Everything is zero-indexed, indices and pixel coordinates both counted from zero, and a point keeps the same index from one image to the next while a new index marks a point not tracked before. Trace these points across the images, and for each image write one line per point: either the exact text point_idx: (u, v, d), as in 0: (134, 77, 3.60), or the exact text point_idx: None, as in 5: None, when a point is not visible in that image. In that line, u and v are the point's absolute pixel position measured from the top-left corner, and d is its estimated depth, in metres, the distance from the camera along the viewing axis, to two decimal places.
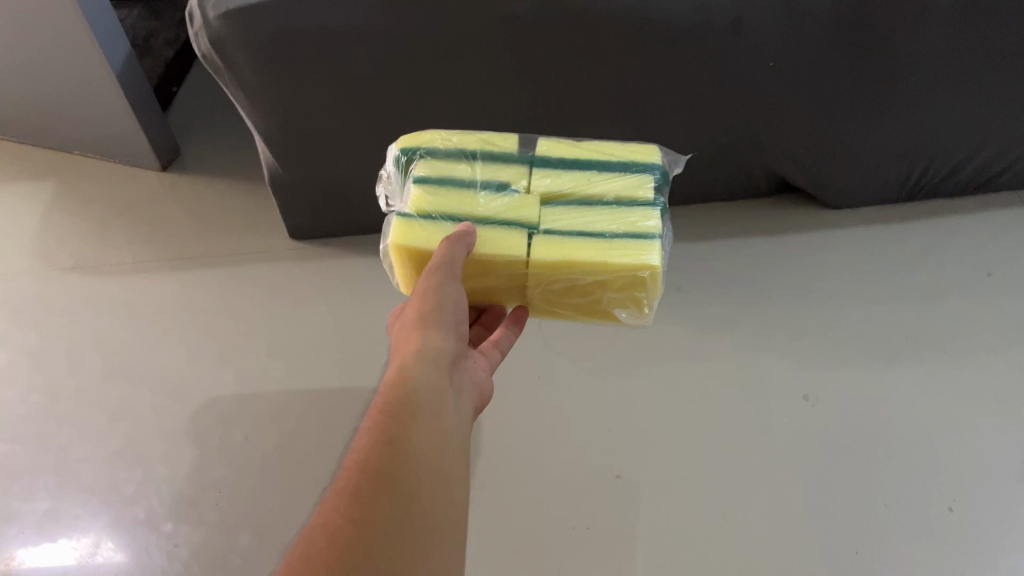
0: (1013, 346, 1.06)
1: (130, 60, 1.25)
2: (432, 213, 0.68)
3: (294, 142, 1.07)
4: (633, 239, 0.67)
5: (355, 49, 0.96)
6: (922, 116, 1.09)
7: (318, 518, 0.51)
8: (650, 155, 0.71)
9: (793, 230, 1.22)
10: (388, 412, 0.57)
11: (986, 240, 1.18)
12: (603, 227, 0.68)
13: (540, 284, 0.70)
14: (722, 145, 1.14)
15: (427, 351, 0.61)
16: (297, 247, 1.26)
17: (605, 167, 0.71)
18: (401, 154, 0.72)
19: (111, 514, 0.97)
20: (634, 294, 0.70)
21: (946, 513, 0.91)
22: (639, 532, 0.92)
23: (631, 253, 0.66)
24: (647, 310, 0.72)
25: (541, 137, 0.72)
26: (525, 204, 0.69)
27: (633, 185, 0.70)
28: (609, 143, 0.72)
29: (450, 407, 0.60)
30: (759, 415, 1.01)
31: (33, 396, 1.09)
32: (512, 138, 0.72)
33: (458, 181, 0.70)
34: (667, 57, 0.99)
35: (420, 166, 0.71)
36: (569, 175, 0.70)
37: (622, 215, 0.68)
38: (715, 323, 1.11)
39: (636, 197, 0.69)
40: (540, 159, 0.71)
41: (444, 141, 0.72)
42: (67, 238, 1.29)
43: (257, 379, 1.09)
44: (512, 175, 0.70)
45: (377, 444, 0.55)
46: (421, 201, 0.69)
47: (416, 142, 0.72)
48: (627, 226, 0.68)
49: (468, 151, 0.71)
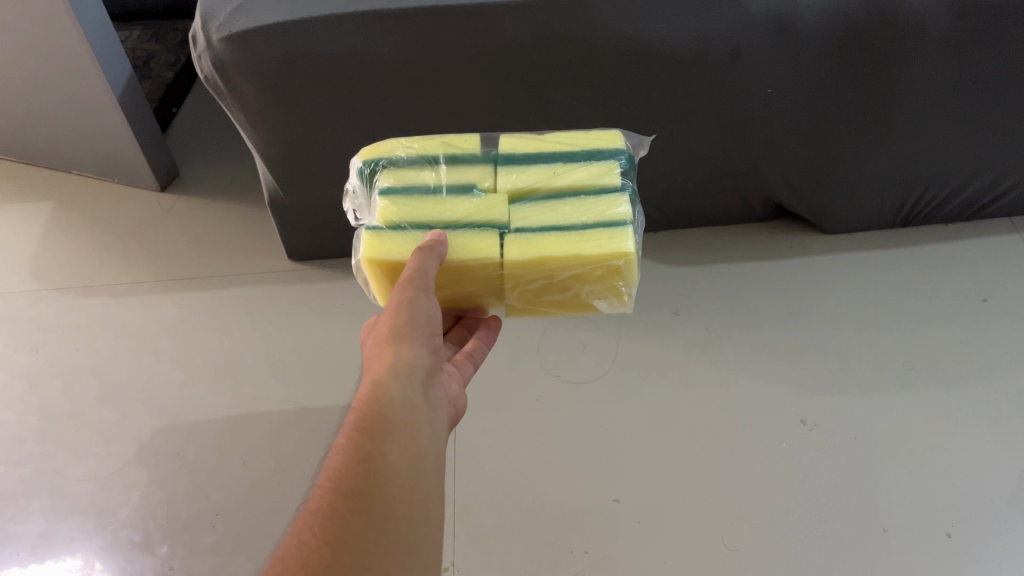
0: (1008, 373, 1.06)
1: (131, 82, 1.25)
2: (398, 223, 0.68)
3: (293, 166, 1.08)
4: (605, 228, 0.67)
5: (356, 74, 0.96)
6: (911, 141, 1.10)
7: (292, 541, 0.51)
8: (614, 141, 0.72)
9: (787, 254, 1.23)
10: (361, 429, 0.57)
11: (978, 265, 1.20)
12: (574, 219, 0.68)
13: (516, 285, 0.70)
14: (720, 172, 1.15)
15: (401, 366, 0.61)
16: (294, 267, 1.27)
17: (571, 158, 0.72)
18: (362, 167, 0.72)
19: (105, 537, 0.96)
20: (610, 284, 0.69)
21: (945, 538, 0.92)
22: (636, 557, 0.92)
23: (604, 243, 0.66)
24: (626, 299, 0.71)
25: (501, 134, 0.73)
26: (493, 205, 0.69)
27: (599, 172, 0.70)
28: (571, 134, 0.73)
29: (425, 421, 0.60)
30: (755, 440, 1.01)
31: (28, 417, 1.08)
32: (473, 138, 0.73)
33: (423, 189, 0.70)
34: (665, 84, 1.01)
35: (384, 176, 0.71)
36: (534, 169, 0.71)
37: (592, 205, 0.69)
38: (712, 346, 1.12)
39: (605, 184, 0.70)
40: (503, 157, 0.71)
41: (405, 149, 0.72)
42: (63, 258, 1.29)
43: (256, 401, 1.09)
44: (477, 176, 0.71)
45: (351, 462, 0.55)
46: (386, 212, 0.68)
47: (377, 153, 0.73)
48: (598, 216, 0.68)
49: (430, 156, 0.72)
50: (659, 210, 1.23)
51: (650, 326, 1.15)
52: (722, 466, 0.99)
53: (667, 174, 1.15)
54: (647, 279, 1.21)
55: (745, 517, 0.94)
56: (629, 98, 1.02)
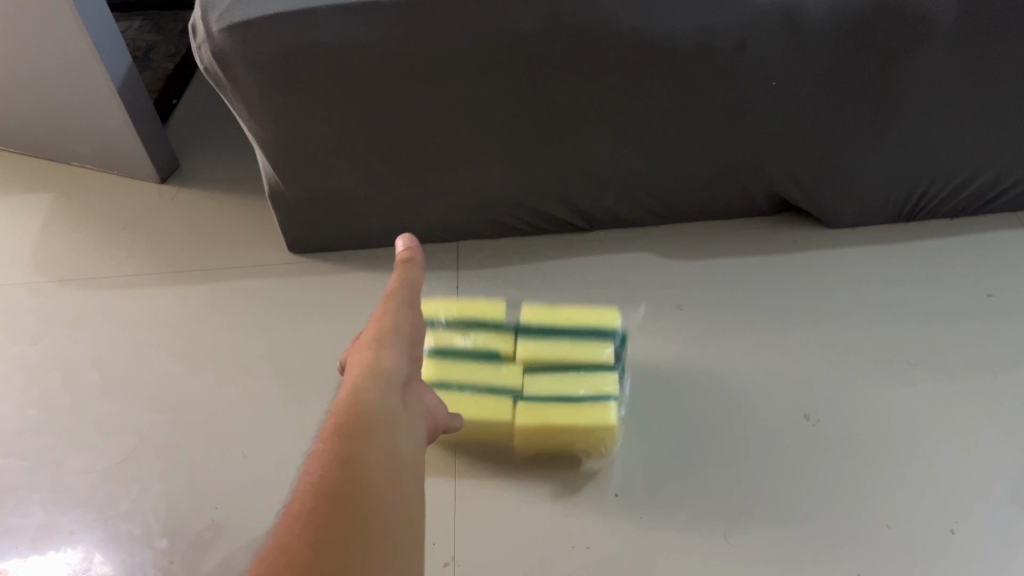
0: (1011, 369, 1.06)
1: (132, 72, 1.25)
2: (444, 380, 1.00)
3: (294, 158, 1.08)
4: (595, 398, 0.97)
5: (359, 65, 0.96)
6: (916, 133, 1.10)
7: (272, 545, 0.47)
8: (612, 321, 1.01)
9: (791, 248, 1.22)
10: (340, 433, 0.55)
11: (983, 260, 1.19)
12: (574, 391, 0.98)
13: (526, 426, 0.95)
14: (724, 165, 1.15)
15: (380, 370, 0.62)
16: (295, 260, 1.26)
17: (577, 333, 1.01)
18: (417, 325, 1.04)
19: (106, 530, 0.95)
20: (594, 445, 0.97)
21: (947, 535, 0.91)
22: (639, 553, 0.91)
23: (596, 415, 0.94)
24: (606, 453, 0.98)
25: (523, 307, 1.03)
26: (513, 372, 1.01)
27: (596, 348, 1.00)
28: (579, 311, 1.02)
29: (404, 423, 0.59)
30: (758, 433, 1.01)
31: (28, 410, 1.07)
32: (499, 311, 1.04)
33: (463, 354, 1.02)
34: (667, 74, 1.01)
35: (431, 337, 1.03)
36: (547, 343, 1.01)
37: (588, 380, 0.99)
38: (715, 341, 1.11)
39: (600, 361, 1.00)
40: (524, 329, 1.02)
41: (447, 313, 1.04)
42: (63, 250, 1.28)
43: (257, 394, 1.08)
44: (502, 345, 1.02)
45: (332, 459, 0.53)
46: (436, 372, 1.00)
47: (428, 313, 1.03)
48: (590, 389, 0.98)
49: (467, 322, 1.03)
50: (662, 204, 1.22)
51: (653, 321, 1.14)
52: (726, 461, 0.98)
53: (670, 166, 1.14)
54: (650, 273, 1.21)
55: (748, 512, 0.94)
56: (633, 89, 1.03)
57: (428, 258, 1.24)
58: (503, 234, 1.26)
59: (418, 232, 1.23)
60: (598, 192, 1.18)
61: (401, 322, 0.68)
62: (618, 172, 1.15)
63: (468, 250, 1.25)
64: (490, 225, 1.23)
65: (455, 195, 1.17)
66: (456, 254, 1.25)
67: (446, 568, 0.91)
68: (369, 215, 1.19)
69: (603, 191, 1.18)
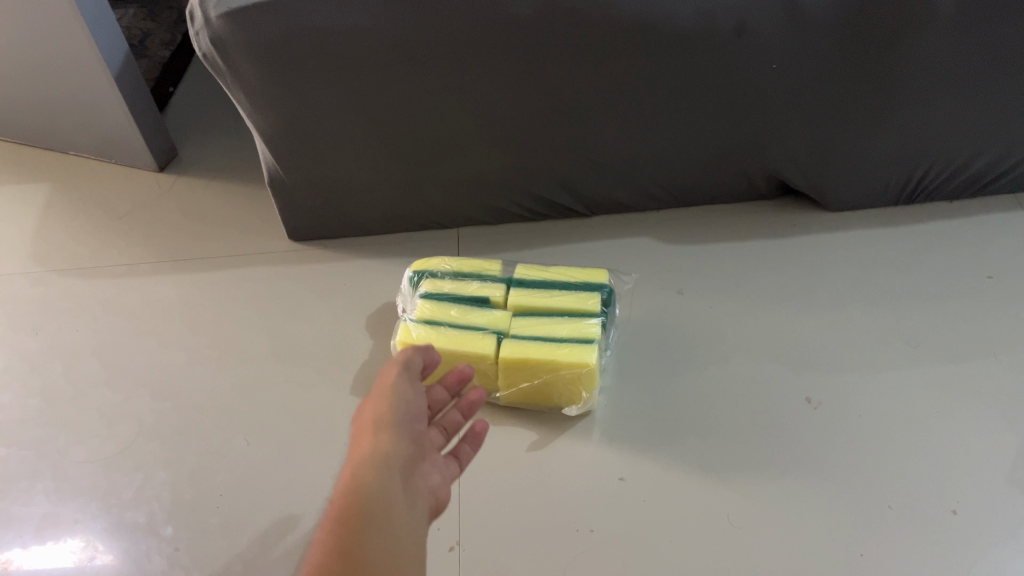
0: (1011, 349, 1.06)
1: (128, 61, 1.24)
2: (433, 317, 1.01)
3: (293, 145, 1.07)
4: (578, 341, 0.97)
5: (359, 52, 0.96)
6: (917, 117, 1.10)
7: None
8: (602, 278, 1.04)
9: (791, 233, 1.22)
10: (338, 526, 0.63)
11: (982, 242, 1.19)
12: (559, 332, 0.98)
13: (511, 366, 0.96)
14: (724, 149, 1.15)
15: (379, 458, 0.69)
16: (295, 248, 1.25)
17: (568, 286, 1.04)
18: (414, 275, 1.08)
19: (110, 519, 0.95)
20: (576, 386, 0.97)
21: (950, 515, 0.91)
22: (643, 536, 0.91)
23: (577, 353, 0.95)
24: (586, 401, 0.99)
25: (517, 266, 1.06)
26: (500, 317, 1.01)
27: (585, 298, 1.02)
28: (573, 271, 1.05)
29: (400, 512, 0.66)
30: (761, 415, 1.01)
31: (30, 399, 1.07)
32: (496, 265, 1.07)
33: (453, 297, 1.04)
34: (668, 61, 1.01)
35: (426, 282, 1.06)
36: (537, 290, 1.03)
37: (573, 324, 0.99)
38: (715, 324, 1.11)
39: (587, 308, 1.01)
40: (516, 280, 1.04)
41: (445, 265, 1.07)
42: (62, 239, 1.28)
43: (258, 381, 1.08)
44: (493, 292, 1.04)
45: (328, 554, 0.61)
46: (424, 310, 1.02)
47: (425, 266, 1.08)
48: (575, 331, 0.98)
49: (462, 273, 1.06)
50: (662, 189, 1.22)
51: (654, 306, 1.14)
52: (729, 443, 0.99)
53: (669, 150, 1.14)
54: (650, 258, 1.20)
55: (751, 495, 0.94)
56: (633, 73, 1.02)
57: (428, 245, 1.24)
58: (503, 220, 1.25)
59: (419, 218, 1.23)
60: (598, 177, 1.18)
61: (398, 401, 0.74)
62: (618, 157, 1.15)
63: (468, 236, 1.25)
64: (490, 211, 1.23)
65: (455, 181, 1.17)
66: (456, 241, 1.25)
67: (452, 553, 0.90)
68: (368, 202, 1.19)
69: (603, 176, 1.18)
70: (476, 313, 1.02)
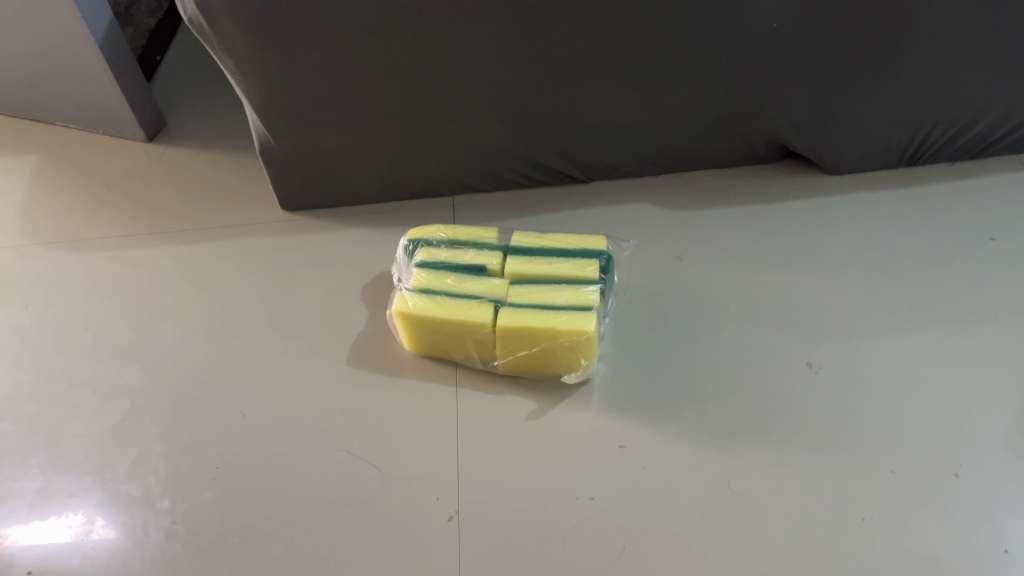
0: (1016, 312, 1.05)
1: (112, 28, 1.21)
2: (429, 286, 0.99)
3: (283, 112, 1.05)
4: (576, 309, 0.95)
5: (350, 15, 0.94)
6: (921, 75, 1.07)
7: None
8: (600, 245, 1.03)
9: (790, 197, 1.21)
10: None
11: (985, 205, 1.17)
12: (557, 299, 0.97)
13: (507, 334, 0.95)
14: (722, 112, 1.13)
15: None
16: (287, 217, 1.23)
17: (566, 253, 1.02)
18: (408, 244, 1.06)
19: (105, 492, 0.94)
20: (574, 354, 0.96)
21: (953, 479, 0.91)
22: (644, 504, 0.90)
23: (574, 321, 0.93)
24: (585, 368, 0.98)
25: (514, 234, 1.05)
26: (497, 285, 0.99)
27: (583, 264, 1.00)
28: (570, 238, 1.04)
29: None
30: (761, 381, 1.00)
31: (21, 374, 1.06)
32: (492, 232, 1.05)
33: (449, 265, 1.02)
34: (666, 21, 0.99)
35: (421, 251, 1.04)
36: (534, 258, 1.01)
37: (571, 291, 0.97)
38: (715, 290, 1.10)
39: (585, 274, 0.99)
40: (513, 248, 1.03)
41: (440, 234, 1.06)
42: (50, 211, 1.26)
43: (253, 354, 1.07)
44: (490, 260, 1.02)
45: None
46: (420, 279, 1.00)
47: (420, 235, 1.06)
48: (573, 298, 0.96)
49: (458, 241, 1.05)
50: (659, 153, 1.20)
51: (652, 272, 1.13)
52: (729, 410, 0.98)
53: (668, 114, 1.12)
54: (648, 224, 1.19)
55: (752, 461, 0.93)
56: (629, 35, 1.00)
57: (422, 213, 1.22)
58: (499, 186, 1.23)
59: (413, 185, 1.21)
60: (594, 141, 1.16)
61: None
62: (615, 121, 1.13)
63: (464, 204, 1.23)
64: (486, 178, 1.21)
65: (450, 148, 1.14)
66: (451, 209, 1.23)
67: (451, 523, 0.90)
68: (360, 170, 1.17)
69: (600, 141, 1.16)
70: (472, 282, 1.00)
